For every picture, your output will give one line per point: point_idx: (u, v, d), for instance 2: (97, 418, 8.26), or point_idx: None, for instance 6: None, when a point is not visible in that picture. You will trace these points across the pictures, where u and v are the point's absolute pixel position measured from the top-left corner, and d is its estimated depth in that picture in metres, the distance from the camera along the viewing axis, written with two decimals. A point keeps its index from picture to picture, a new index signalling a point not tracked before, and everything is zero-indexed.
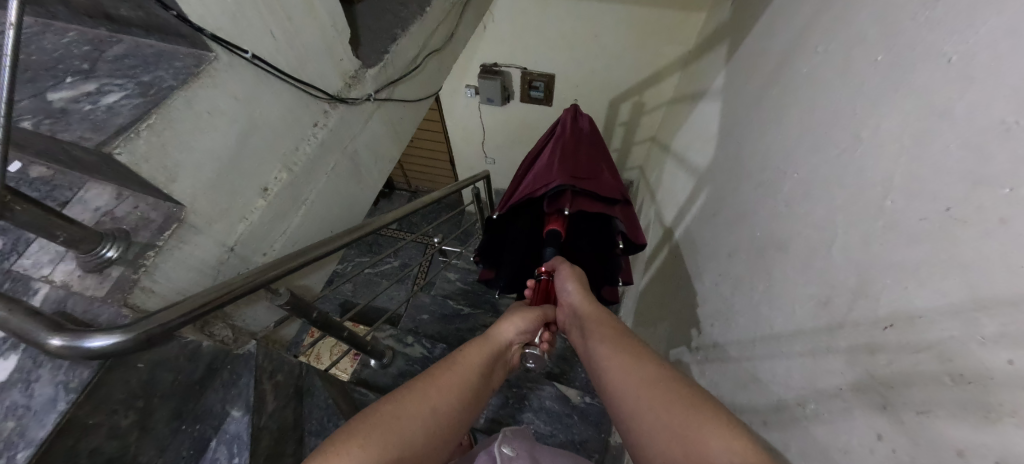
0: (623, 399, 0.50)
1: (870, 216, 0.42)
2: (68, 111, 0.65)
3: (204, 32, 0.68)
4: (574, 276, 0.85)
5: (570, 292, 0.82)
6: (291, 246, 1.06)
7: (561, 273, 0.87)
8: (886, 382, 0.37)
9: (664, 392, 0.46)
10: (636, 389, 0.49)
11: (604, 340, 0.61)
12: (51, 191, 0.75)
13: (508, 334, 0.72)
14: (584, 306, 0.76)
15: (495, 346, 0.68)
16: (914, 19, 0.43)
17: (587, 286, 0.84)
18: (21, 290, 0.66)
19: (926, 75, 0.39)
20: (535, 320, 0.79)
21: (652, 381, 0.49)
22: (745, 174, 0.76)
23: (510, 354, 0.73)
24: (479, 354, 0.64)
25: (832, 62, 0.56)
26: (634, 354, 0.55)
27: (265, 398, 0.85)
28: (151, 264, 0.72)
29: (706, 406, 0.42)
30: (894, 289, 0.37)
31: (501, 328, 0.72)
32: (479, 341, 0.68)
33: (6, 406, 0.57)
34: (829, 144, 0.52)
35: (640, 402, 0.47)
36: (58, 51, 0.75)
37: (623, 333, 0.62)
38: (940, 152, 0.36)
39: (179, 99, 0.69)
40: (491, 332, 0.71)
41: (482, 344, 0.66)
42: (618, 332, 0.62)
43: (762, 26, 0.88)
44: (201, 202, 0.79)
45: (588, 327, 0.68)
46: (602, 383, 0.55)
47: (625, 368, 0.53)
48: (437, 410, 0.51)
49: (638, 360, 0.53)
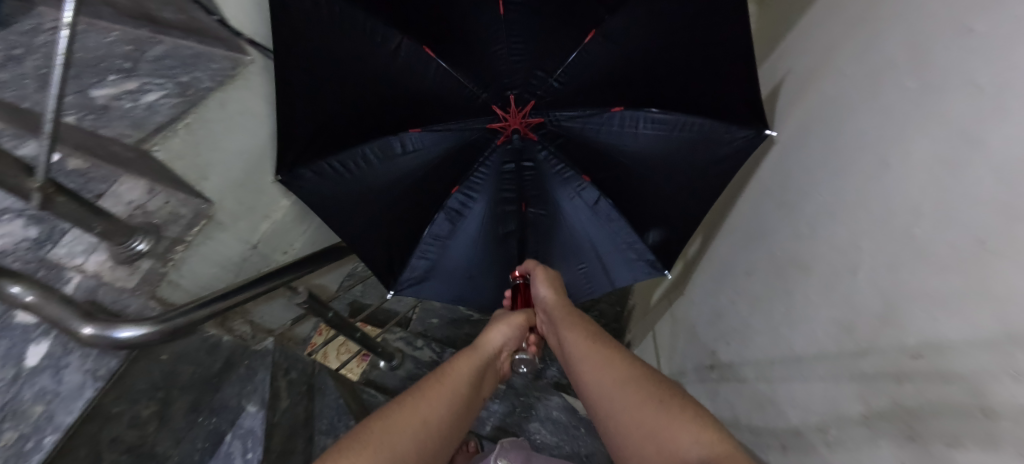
0: (598, 400, 0.45)
1: (898, 242, 0.42)
2: (110, 108, 0.68)
3: (241, 36, 0.72)
4: (550, 279, 0.72)
5: (543, 298, 0.69)
6: (309, 245, 1.18)
7: (537, 275, 0.72)
8: (915, 412, 0.36)
9: (639, 392, 0.42)
10: (611, 391, 0.44)
11: (580, 340, 0.54)
12: (85, 184, 0.74)
13: (496, 341, 0.63)
14: (553, 307, 0.65)
15: (484, 354, 0.60)
16: (947, 48, 0.41)
17: (566, 292, 0.71)
18: (53, 278, 0.68)
19: (961, 102, 0.38)
20: (520, 327, 0.68)
21: (629, 379, 0.44)
22: (764, 192, 0.76)
23: (499, 363, 0.65)
24: (470, 364, 0.56)
25: (858, 85, 0.55)
26: (609, 354, 0.50)
27: (279, 394, 0.89)
28: (177, 259, 0.76)
29: (676, 403, 0.40)
30: (924, 319, 0.37)
31: (489, 336, 0.63)
32: (467, 350, 0.59)
33: (35, 391, 0.58)
34: (854, 168, 0.52)
35: (615, 402, 0.43)
36: (101, 49, 0.79)
37: (600, 330, 0.56)
38: (973, 182, 0.35)
39: (214, 100, 0.73)
40: (477, 340, 0.62)
41: (471, 354, 0.58)
42: (590, 331, 0.55)
43: (763, 53, 0.89)
44: (228, 200, 0.86)
45: (559, 324, 0.60)
46: (580, 389, 0.49)
47: (603, 368, 0.48)
48: (430, 423, 0.45)
49: (616, 358, 0.49)
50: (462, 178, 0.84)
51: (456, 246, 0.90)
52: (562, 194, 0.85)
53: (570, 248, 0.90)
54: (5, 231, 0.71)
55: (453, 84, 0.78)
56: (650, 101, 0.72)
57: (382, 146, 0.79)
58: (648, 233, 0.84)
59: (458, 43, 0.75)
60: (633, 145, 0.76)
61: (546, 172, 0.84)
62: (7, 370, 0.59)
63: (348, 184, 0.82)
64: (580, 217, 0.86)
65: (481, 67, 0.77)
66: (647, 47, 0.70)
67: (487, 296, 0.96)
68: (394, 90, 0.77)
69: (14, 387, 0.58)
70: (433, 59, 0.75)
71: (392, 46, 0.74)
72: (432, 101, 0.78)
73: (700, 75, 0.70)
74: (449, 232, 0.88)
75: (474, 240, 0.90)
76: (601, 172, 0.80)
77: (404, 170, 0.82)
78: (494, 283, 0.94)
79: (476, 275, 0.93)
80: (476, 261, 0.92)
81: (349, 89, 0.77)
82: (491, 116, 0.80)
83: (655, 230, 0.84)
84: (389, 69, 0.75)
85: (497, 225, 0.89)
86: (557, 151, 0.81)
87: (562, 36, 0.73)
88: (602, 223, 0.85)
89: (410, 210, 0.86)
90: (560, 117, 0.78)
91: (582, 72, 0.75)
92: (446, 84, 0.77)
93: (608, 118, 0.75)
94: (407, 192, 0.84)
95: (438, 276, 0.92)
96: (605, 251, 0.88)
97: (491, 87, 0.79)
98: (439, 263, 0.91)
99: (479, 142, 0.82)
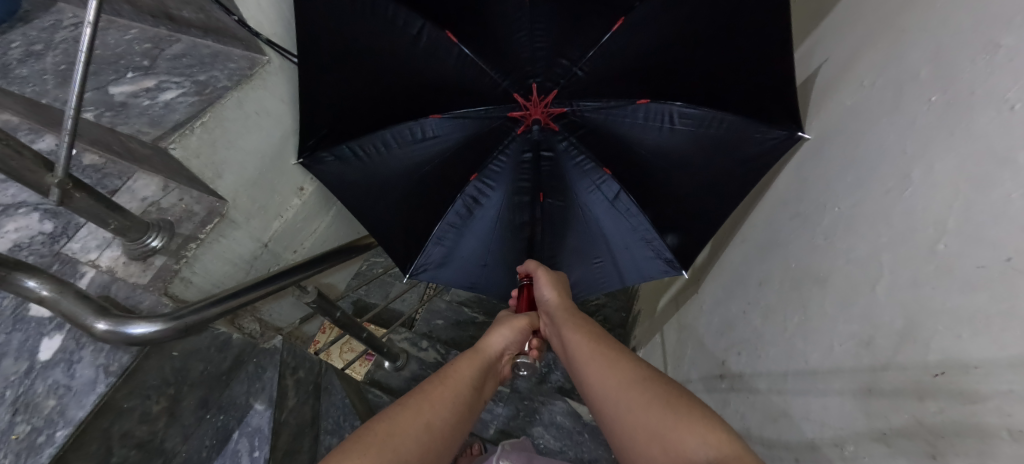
0: (601, 400, 0.43)
1: (922, 257, 0.42)
2: (128, 105, 0.69)
3: (260, 36, 0.73)
4: (553, 279, 0.71)
5: (547, 300, 0.68)
6: (318, 244, 1.18)
7: (539, 276, 0.73)
8: (934, 431, 0.36)
9: (644, 393, 0.40)
10: (616, 391, 0.42)
11: (583, 342, 0.53)
12: (102, 179, 0.80)
13: (499, 344, 0.63)
14: (558, 308, 0.64)
15: (486, 357, 0.59)
16: (974, 63, 0.41)
17: (569, 293, 0.71)
18: (69, 273, 0.69)
19: (990, 117, 0.37)
20: (523, 330, 0.67)
21: (632, 379, 0.43)
22: (780, 202, 0.75)
23: (501, 366, 0.64)
24: (471, 367, 0.55)
25: (881, 96, 0.54)
26: (614, 354, 0.48)
27: (287, 393, 0.87)
28: (191, 256, 0.76)
29: (683, 403, 0.38)
30: (947, 337, 0.37)
31: (491, 338, 0.63)
32: (468, 353, 0.58)
33: (49, 385, 0.60)
34: (876, 179, 0.52)
35: (619, 402, 0.41)
36: (121, 47, 0.80)
37: (603, 331, 0.54)
38: (1001, 199, 0.34)
39: (232, 99, 0.73)
40: (480, 344, 0.61)
41: (473, 356, 0.57)
42: (594, 332, 0.54)
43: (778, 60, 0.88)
44: (241, 199, 0.86)
45: (562, 325, 0.59)
46: (584, 389, 0.47)
47: (608, 367, 0.46)
48: (433, 426, 0.44)
49: (619, 357, 0.47)
50: (480, 167, 0.86)
51: (471, 234, 0.92)
52: (580, 185, 0.85)
53: (585, 239, 0.91)
54: (22, 224, 0.74)
55: (472, 76, 0.79)
56: (678, 94, 0.71)
57: (402, 133, 0.83)
58: (666, 235, 0.84)
59: (481, 32, 0.76)
60: (654, 139, 0.76)
61: (565, 163, 0.84)
62: (22, 363, 0.61)
63: (368, 169, 0.87)
64: (597, 210, 0.87)
65: (503, 54, 0.78)
66: (674, 35, 0.69)
67: (497, 288, 0.98)
68: (416, 77, 0.79)
69: (28, 379, 0.60)
70: (455, 45, 0.76)
71: (415, 31, 0.75)
72: (452, 90, 0.80)
73: (722, 70, 0.68)
74: (464, 220, 0.91)
75: (489, 230, 0.92)
76: (620, 166, 0.81)
77: (422, 157, 0.85)
78: (505, 275, 0.96)
79: (490, 264, 0.96)
80: (491, 249, 0.94)
81: (372, 81, 0.80)
82: (513, 104, 0.81)
83: (672, 234, 0.84)
84: (412, 55, 0.77)
85: (512, 214, 0.91)
86: (576, 142, 0.81)
87: (586, 26, 0.73)
88: (620, 217, 0.86)
89: (429, 203, 0.90)
90: (583, 107, 0.78)
91: (606, 62, 0.74)
92: (467, 72, 0.79)
93: (632, 111, 0.75)
94: (423, 181, 0.88)
95: (451, 264, 0.95)
96: (619, 245, 0.89)
97: (513, 76, 0.80)
98: (453, 251, 0.94)
99: (500, 130, 0.84)
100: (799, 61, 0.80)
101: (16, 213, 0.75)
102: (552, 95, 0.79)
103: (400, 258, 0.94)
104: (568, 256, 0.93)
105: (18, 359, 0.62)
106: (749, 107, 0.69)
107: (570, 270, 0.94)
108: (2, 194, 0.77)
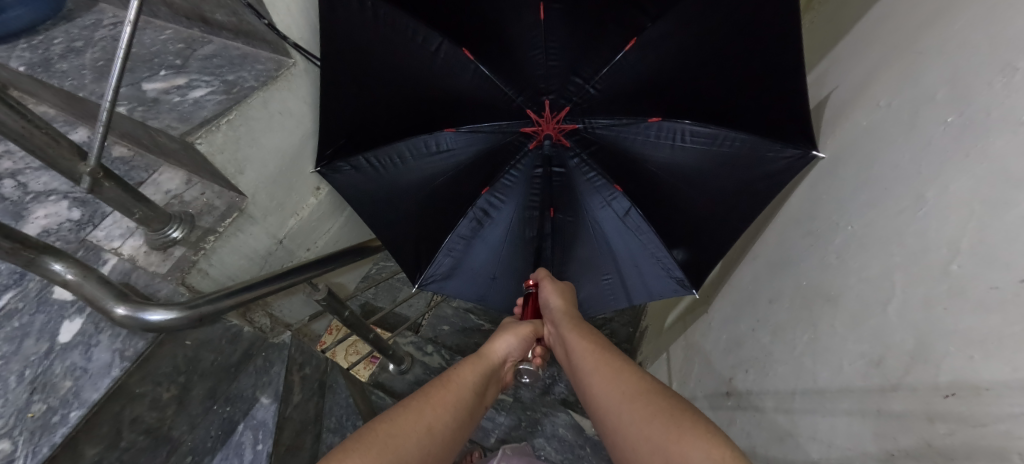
0: (606, 413, 0.43)
1: (935, 277, 0.41)
2: (159, 101, 0.72)
3: (287, 40, 0.76)
4: (559, 290, 0.72)
5: (552, 307, 0.69)
6: (330, 244, 1.22)
7: (545, 286, 0.74)
8: (942, 453, 0.35)
9: (648, 405, 0.40)
10: (619, 404, 0.42)
11: (586, 353, 0.53)
12: (130, 171, 0.84)
13: (502, 351, 0.63)
14: (562, 316, 0.64)
15: (488, 363, 0.59)
16: (991, 85, 0.41)
17: (576, 303, 0.72)
18: (93, 259, 0.71)
19: (1006, 140, 0.37)
20: (527, 337, 0.68)
21: (635, 392, 0.42)
22: (793, 218, 0.75)
23: (503, 372, 0.64)
24: (474, 372, 0.55)
25: (898, 115, 0.54)
26: (617, 366, 0.48)
27: (292, 389, 0.92)
28: (208, 248, 0.79)
29: (686, 416, 0.37)
30: (960, 358, 0.36)
31: (494, 344, 0.63)
32: (472, 358, 0.59)
33: (66, 366, 0.62)
34: (891, 199, 0.51)
35: (623, 415, 0.41)
36: (156, 46, 0.84)
37: (606, 341, 0.54)
38: (1017, 222, 0.34)
39: (258, 98, 0.77)
40: (483, 349, 0.61)
41: (475, 362, 0.58)
42: (598, 342, 0.54)
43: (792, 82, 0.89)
44: (261, 195, 0.89)
45: (567, 334, 0.59)
46: (588, 401, 0.47)
47: (612, 379, 0.46)
48: (433, 429, 0.44)
49: (621, 370, 0.46)
50: (492, 181, 0.88)
51: (480, 247, 0.94)
52: (591, 201, 0.86)
53: (595, 254, 0.92)
54: (51, 211, 0.77)
55: (488, 88, 0.80)
56: (689, 112, 0.72)
57: (416, 145, 0.85)
58: (673, 249, 0.84)
59: (498, 46, 0.77)
60: (665, 155, 0.77)
61: (576, 178, 0.85)
62: (43, 344, 0.64)
63: (382, 180, 0.89)
64: (607, 225, 0.87)
65: (517, 68, 0.78)
66: (690, 48, 0.69)
67: (506, 301, 0.99)
68: (432, 89, 0.81)
69: (47, 360, 0.62)
70: (471, 62, 0.78)
71: (432, 48, 0.77)
72: (466, 104, 0.82)
73: (734, 84, 0.68)
74: (474, 231, 0.93)
75: (499, 243, 0.94)
76: (631, 182, 0.81)
77: (436, 169, 0.87)
78: (513, 284, 0.97)
79: (499, 278, 0.97)
80: (500, 262, 0.96)
81: (389, 88, 0.82)
82: (525, 120, 0.82)
83: (680, 248, 0.84)
84: (427, 66, 0.79)
85: (523, 228, 0.92)
86: (588, 158, 0.82)
87: (599, 42, 0.73)
88: (629, 233, 0.86)
89: (440, 209, 0.91)
90: (595, 124, 0.79)
91: (619, 80, 0.75)
92: (482, 89, 0.80)
93: (644, 127, 0.76)
94: (435, 189, 0.89)
95: (461, 275, 0.97)
96: (627, 261, 0.90)
97: (527, 92, 0.80)
98: (462, 263, 0.96)
99: (512, 145, 0.85)
100: (813, 83, 0.81)
101: (47, 201, 0.78)
102: (565, 112, 0.80)
103: (410, 268, 0.96)
104: (576, 270, 0.94)
105: (39, 339, 0.64)
106: (763, 123, 0.69)
107: (578, 282, 0.95)
108: (36, 181, 0.81)
